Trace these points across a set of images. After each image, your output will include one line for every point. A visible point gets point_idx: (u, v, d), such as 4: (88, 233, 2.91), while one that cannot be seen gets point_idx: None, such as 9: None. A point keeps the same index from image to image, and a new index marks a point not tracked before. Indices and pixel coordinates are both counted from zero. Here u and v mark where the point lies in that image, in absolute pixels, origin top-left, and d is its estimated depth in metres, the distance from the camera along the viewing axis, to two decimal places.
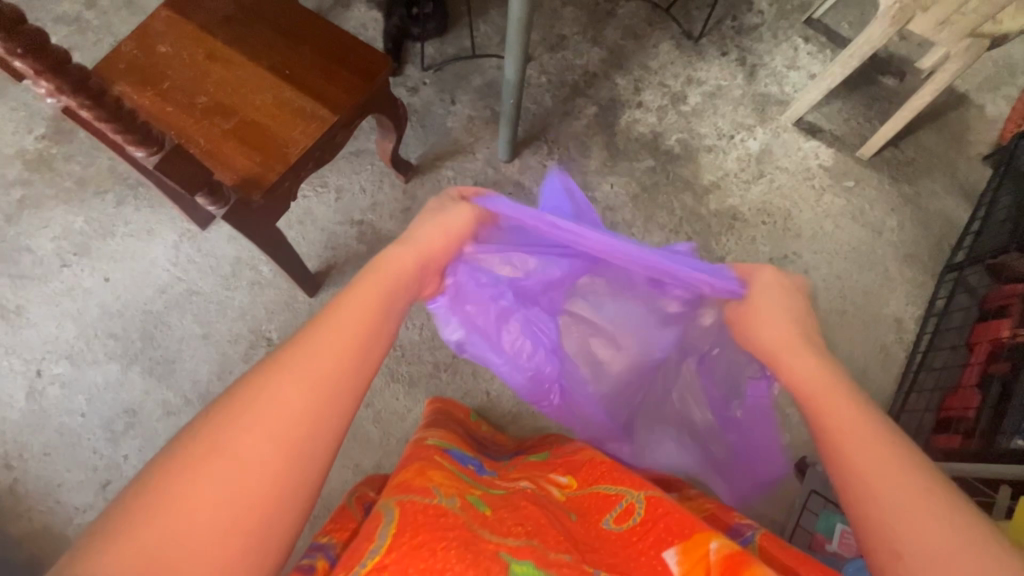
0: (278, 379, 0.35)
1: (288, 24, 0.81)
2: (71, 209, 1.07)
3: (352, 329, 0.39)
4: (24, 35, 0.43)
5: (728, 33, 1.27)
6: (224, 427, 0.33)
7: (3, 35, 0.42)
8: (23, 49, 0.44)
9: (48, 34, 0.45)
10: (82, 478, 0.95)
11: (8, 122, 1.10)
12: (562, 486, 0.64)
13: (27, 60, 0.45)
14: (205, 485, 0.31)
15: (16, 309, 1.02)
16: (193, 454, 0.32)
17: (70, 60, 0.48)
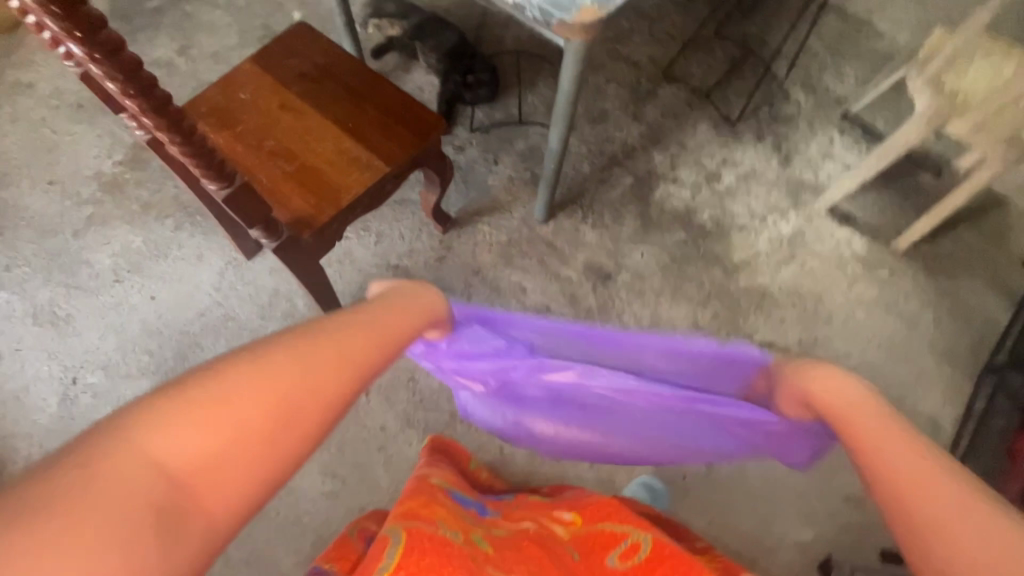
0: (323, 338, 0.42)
1: (355, 82, 0.89)
2: (132, 230, 1.15)
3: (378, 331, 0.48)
4: (139, 79, 0.50)
5: (765, 120, 1.33)
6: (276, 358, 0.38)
7: (124, 78, 0.49)
8: (135, 90, 0.50)
9: (159, 80, 0.51)
10: None
11: (92, 147, 1.21)
12: (566, 522, 0.61)
13: (137, 100, 0.51)
14: (246, 400, 0.35)
15: (66, 317, 1.08)
16: (245, 370, 0.37)
17: (173, 103, 0.54)
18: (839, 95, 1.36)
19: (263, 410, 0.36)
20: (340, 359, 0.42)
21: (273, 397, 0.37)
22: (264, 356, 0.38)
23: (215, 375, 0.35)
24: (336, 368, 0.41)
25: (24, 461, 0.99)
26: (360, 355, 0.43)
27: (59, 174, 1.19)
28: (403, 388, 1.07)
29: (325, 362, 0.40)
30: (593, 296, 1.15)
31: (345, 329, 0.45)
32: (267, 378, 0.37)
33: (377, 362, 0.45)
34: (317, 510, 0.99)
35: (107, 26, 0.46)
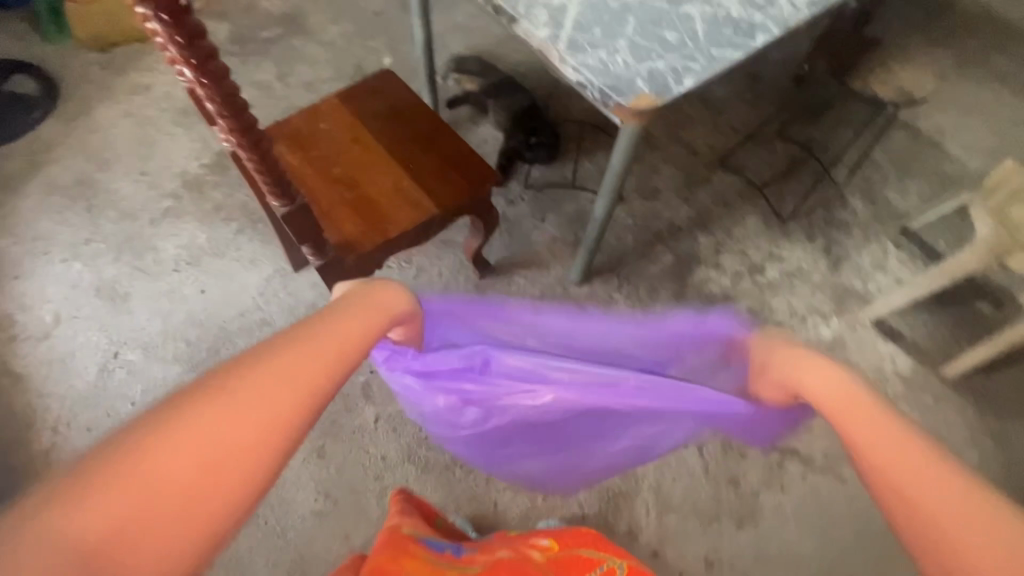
0: (271, 357, 0.38)
1: (424, 129, 0.96)
2: (200, 227, 1.24)
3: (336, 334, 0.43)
4: (234, 103, 0.58)
5: (818, 223, 1.32)
6: (216, 393, 0.35)
7: (221, 100, 0.57)
8: (228, 112, 0.58)
9: (250, 106, 0.59)
10: None
11: (185, 149, 1.34)
12: (542, 548, 0.70)
13: (228, 121, 0.59)
14: (182, 441, 0.33)
15: (123, 295, 1.17)
16: (180, 410, 0.34)
17: (258, 128, 0.62)
18: (900, 210, 1.34)
19: (201, 457, 0.33)
20: (275, 394, 0.36)
21: (217, 432, 0.34)
22: (195, 392, 0.35)
23: (153, 419, 0.33)
24: (265, 406, 0.36)
25: (52, 421, 1.05)
26: (296, 386, 0.38)
27: (151, 168, 1.31)
28: (410, 422, 1.07)
29: (246, 406, 0.35)
30: None
31: (278, 357, 0.38)
32: (189, 438, 0.33)
33: (333, 365, 0.41)
34: (304, 527, 1.00)
35: (206, 42, 0.52)
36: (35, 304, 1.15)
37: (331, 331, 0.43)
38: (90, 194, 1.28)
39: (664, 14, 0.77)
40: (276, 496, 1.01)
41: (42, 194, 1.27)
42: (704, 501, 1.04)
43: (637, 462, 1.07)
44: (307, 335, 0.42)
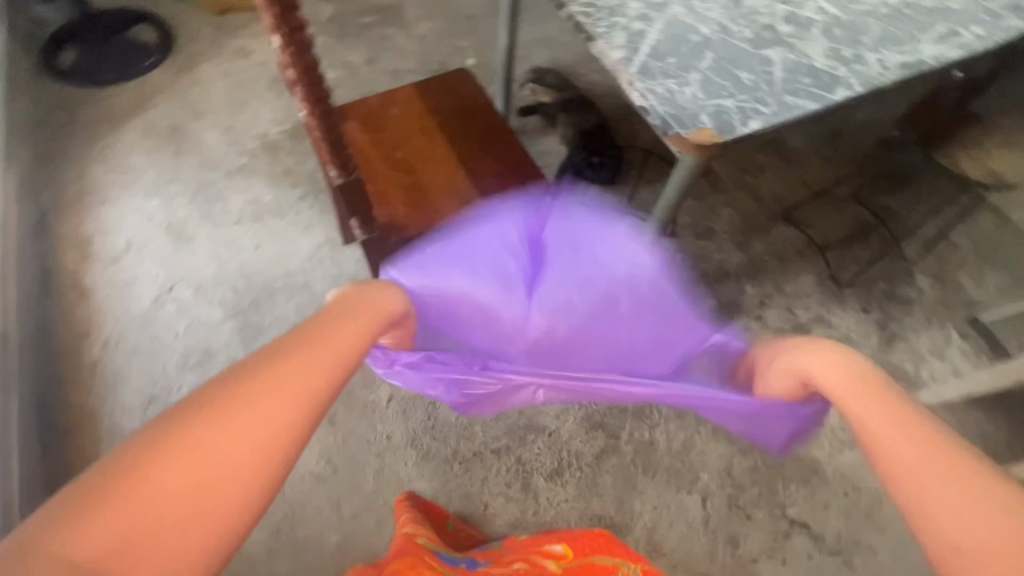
0: (262, 381, 0.42)
1: (488, 130, 0.99)
2: (268, 187, 1.33)
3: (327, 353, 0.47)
4: (310, 71, 0.63)
5: (877, 295, 1.25)
6: (210, 419, 0.39)
7: (300, 68, 0.62)
8: (304, 79, 0.64)
9: (324, 76, 0.65)
10: (141, 384, 1.09)
11: (270, 114, 1.43)
12: (557, 557, 0.78)
13: (302, 88, 0.64)
14: (179, 464, 0.37)
15: (188, 236, 1.26)
16: (175, 436, 0.38)
17: (328, 99, 0.67)
18: (971, 298, 1.25)
19: (198, 476, 0.37)
20: (269, 417, 0.41)
21: (213, 455, 0.38)
22: (190, 421, 0.39)
23: (149, 444, 0.37)
24: (257, 427, 0.40)
25: (103, 337, 1.13)
26: (269, 410, 0.41)
27: (237, 126, 1.41)
28: (420, 410, 1.09)
29: (215, 436, 0.39)
30: None
31: (240, 383, 0.41)
32: (187, 460, 0.37)
33: (323, 385, 0.45)
34: (301, 487, 1.03)
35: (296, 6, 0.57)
36: (112, 229, 1.26)
37: (301, 349, 0.46)
38: (180, 140, 1.39)
39: (744, 56, 0.75)
40: None
41: (139, 132, 1.39)
42: (698, 555, 1.01)
43: (636, 499, 1.05)
44: (270, 355, 0.44)
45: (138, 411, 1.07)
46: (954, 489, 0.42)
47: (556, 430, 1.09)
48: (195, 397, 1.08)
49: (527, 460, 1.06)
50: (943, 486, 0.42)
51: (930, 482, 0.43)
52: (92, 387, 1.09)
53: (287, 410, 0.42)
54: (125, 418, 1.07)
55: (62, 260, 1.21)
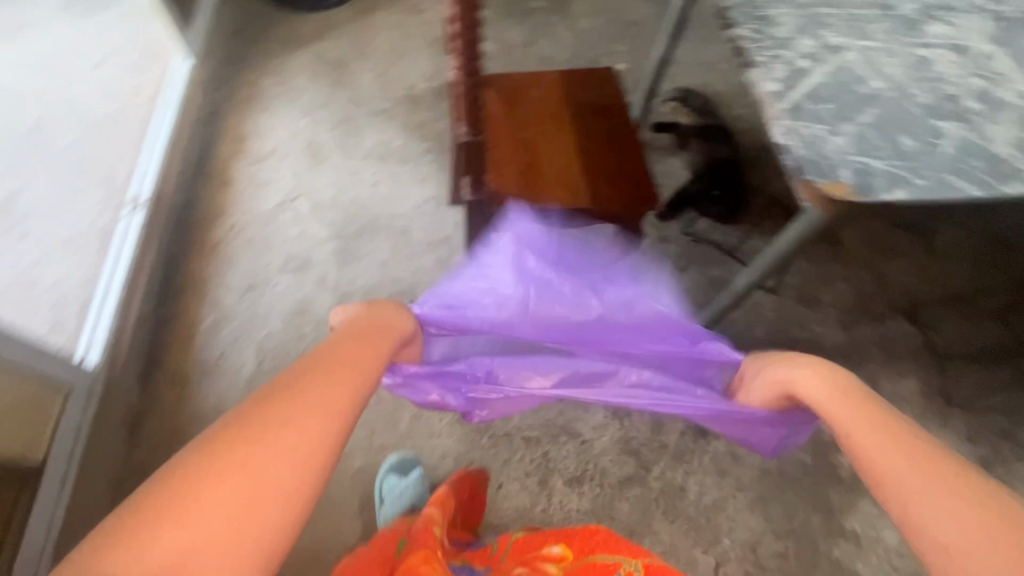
0: (295, 404, 0.43)
1: (615, 134, 0.99)
2: (401, 135, 1.44)
3: (348, 370, 0.49)
4: (469, 18, 0.67)
5: (992, 427, 1.12)
6: (250, 444, 0.39)
7: (462, 13, 0.66)
8: (461, 24, 0.67)
9: (480, 26, 0.68)
10: (244, 270, 1.20)
11: (423, 74, 1.56)
12: (557, 560, 0.76)
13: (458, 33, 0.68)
14: (220, 489, 0.37)
15: (321, 157, 1.38)
16: (216, 461, 0.38)
17: (475, 48, 0.71)
18: None
19: (240, 503, 0.37)
20: (304, 435, 0.42)
21: (259, 472, 0.38)
22: (222, 444, 0.39)
23: (185, 470, 0.37)
24: (294, 448, 0.41)
25: (225, 220, 1.25)
26: (304, 430, 0.42)
27: (392, 76, 1.55)
28: None
29: (255, 461, 0.39)
30: (675, 438, 1.09)
31: (279, 407, 0.42)
32: (228, 480, 0.37)
33: (351, 398, 0.47)
34: None
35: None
36: (264, 134, 1.40)
37: (335, 368, 0.48)
38: (341, 74, 1.54)
39: (908, 118, 0.69)
40: None
41: (309, 59, 1.55)
42: None
43: (648, 537, 1.02)
44: (293, 383, 0.45)
45: (233, 290, 1.17)
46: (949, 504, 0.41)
47: (590, 440, 1.09)
48: (284, 295, 1.18)
49: (553, 459, 1.07)
50: (949, 507, 0.41)
51: (928, 501, 0.42)
52: (200, 255, 1.20)
53: (320, 427, 0.43)
54: (221, 290, 1.17)
55: (217, 147, 1.36)
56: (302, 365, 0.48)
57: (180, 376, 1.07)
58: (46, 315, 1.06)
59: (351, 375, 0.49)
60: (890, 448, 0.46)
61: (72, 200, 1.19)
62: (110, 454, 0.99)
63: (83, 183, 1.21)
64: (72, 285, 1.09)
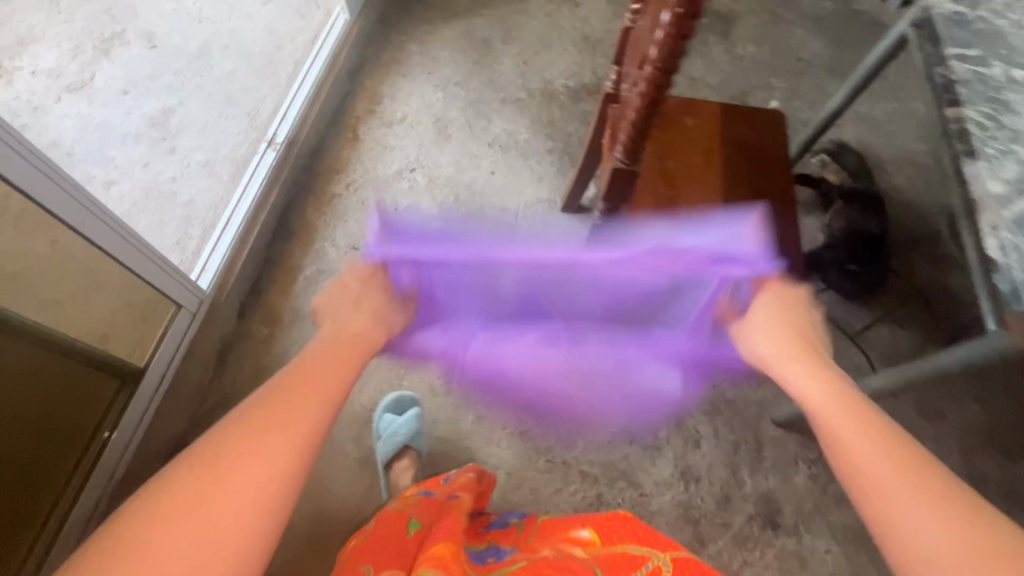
0: (255, 420, 0.48)
1: (770, 187, 0.91)
2: (529, 128, 1.41)
3: (318, 378, 0.56)
4: (683, 27, 0.57)
5: None
6: (225, 456, 0.45)
7: (677, 19, 0.56)
8: (672, 34, 0.58)
9: (693, 38, 0.58)
10: (353, 228, 1.22)
11: (564, 71, 1.52)
12: (584, 542, 0.74)
13: (662, 43, 0.59)
14: (206, 494, 0.43)
15: (447, 134, 1.38)
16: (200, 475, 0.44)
17: (676, 62, 0.61)
18: None
19: (227, 513, 0.42)
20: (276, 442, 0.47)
21: (238, 475, 0.44)
22: (196, 464, 0.45)
23: (172, 483, 0.43)
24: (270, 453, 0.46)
25: (346, 177, 1.28)
26: (276, 438, 0.47)
27: (534, 66, 1.52)
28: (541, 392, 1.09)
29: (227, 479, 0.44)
30: (741, 520, 1.02)
31: (247, 427, 0.48)
32: (215, 489, 0.43)
33: (318, 404, 0.53)
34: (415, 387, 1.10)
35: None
36: (399, 99, 1.42)
37: (292, 388, 0.53)
38: (483, 53, 1.53)
39: None
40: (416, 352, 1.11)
41: (458, 33, 1.55)
42: None
43: None
44: (260, 404, 0.50)
45: (338, 246, 1.20)
46: (926, 492, 0.44)
47: (649, 495, 1.03)
48: None
49: (606, 502, 1.02)
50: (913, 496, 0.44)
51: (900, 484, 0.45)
52: (316, 206, 1.23)
53: (285, 431, 0.48)
54: (328, 244, 1.20)
55: (354, 103, 1.39)
56: (276, 384, 0.54)
57: (274, 317, 1.11)
58: (173, 230, 1.13)
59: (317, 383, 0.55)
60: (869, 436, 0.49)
61: (217, 126, 1.26)
62: (201, 374, 1.05)
63: (230, 112, 1.28)
64: (200, 207, 1.16)
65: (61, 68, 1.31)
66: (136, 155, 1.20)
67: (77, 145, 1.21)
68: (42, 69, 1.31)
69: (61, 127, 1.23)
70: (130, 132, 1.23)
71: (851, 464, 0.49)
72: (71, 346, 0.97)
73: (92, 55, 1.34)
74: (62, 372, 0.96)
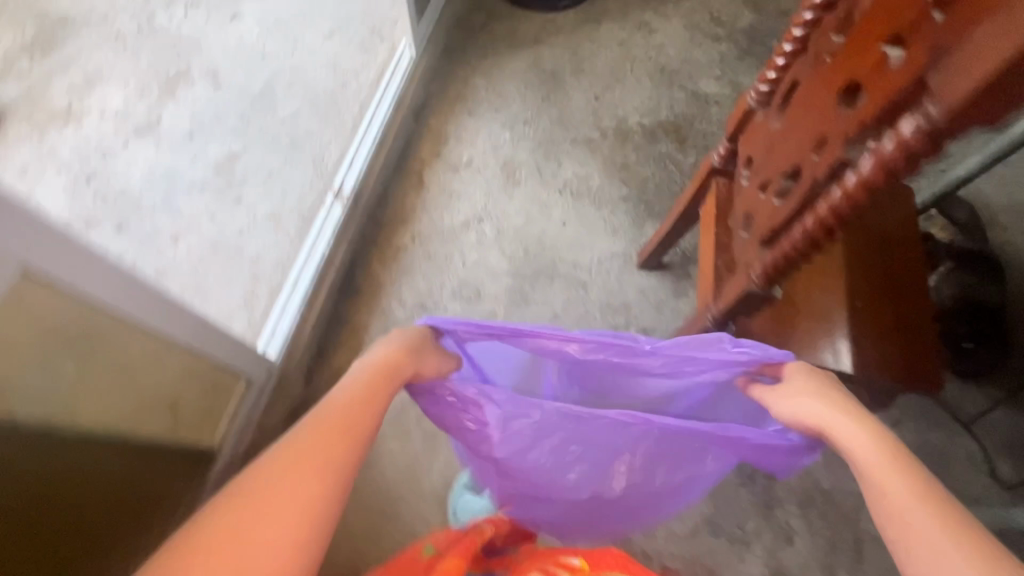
0: (275, 467, 0.43)
1: (904, 274, 0.78)
2: (601, 173, 1.33)
3: (337, 413, 0.49)
4: (908, 164, 0.42)
5: None
6: (243, 508, 0.40)
7: (900, 155, 0.42)
8: (886, 170, 0.43)
9: (917, 175, 0.43)
10: (419, 286, 1.17)
11: (638, 107, 1.43)
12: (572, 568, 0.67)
13: (860, 179, 0.45)
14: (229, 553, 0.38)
15: (516, 180, 1.31)
16: (223, 527, 0.39)
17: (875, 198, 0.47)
18: None
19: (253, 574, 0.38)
20: (307, 483, 0.43)
21: (264, 527, 0.40)
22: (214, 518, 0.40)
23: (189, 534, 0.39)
24: (297, 494, 0.42)
25: (412, 229, 1.22)
26: (302, 483, 0.43)
27: (605, 101, 1.44)
28: None
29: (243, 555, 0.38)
30: None
31: (271, 475, 0.42)
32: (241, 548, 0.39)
33: (343, 441, 0.47)
34: None
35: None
36: (465, 139, 1.35)
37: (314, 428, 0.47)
38: (552, 87, 1.45)
39: None
40: None
41: (525, 64, 1.47)
42: None
43: None
44: (285, 446, 0.45)
45: (405, 306, 1.15)
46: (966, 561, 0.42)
47: None
48: None
49: None
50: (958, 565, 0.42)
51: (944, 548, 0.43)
52: (382, 260, 1.19)
53: (314, 475, 0.43)
54: (395, 304, 1.15)
55: (419, 145, 1.33)
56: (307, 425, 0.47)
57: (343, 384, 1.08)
58: (241, 288, 1.10)
59: (337, 420, 0.48)
60: (923, 499, 0.46)
61: (282, 173, 1.22)
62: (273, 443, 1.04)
63: (295, 158, 1.24)
64: (266, 263, 1.12)
65: (128, 110, 1.29)
66: (203, 207, 1.18)
67: (146, 194, 1.19)
68: (110, 111, 1.29)
69: (129, 175, 1.21)
70: (196, 180, 1.21)
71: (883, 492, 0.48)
72: (126, 436, 0.79)
73: (158, 95, 1.31)
74: (103, 467, 0.77)
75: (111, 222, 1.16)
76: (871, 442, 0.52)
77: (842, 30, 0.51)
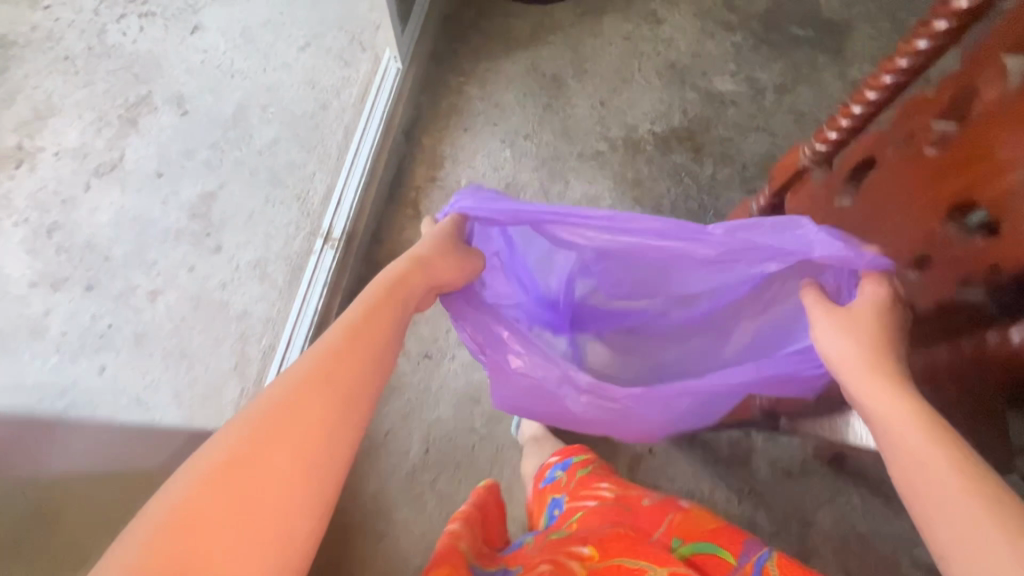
0: (284, 403, 0.43)
1: None
2: (612, 193, 1.23)
3: (347, 349, 0.49)
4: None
5: None
6: (254, 442, 0.40)
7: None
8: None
9: None
10: (424, 334, 1.08)
11: (649, 110, 1.32)
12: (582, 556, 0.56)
13: (997, 344, 0.42)
14: (233, 488, 0.38)
15: None
16: (233, 459, 0.39)
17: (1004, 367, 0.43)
18: None
19: (251, 506, 0.38)
20: (315, 422, 0.43)
21: (268, 461, 0.40)
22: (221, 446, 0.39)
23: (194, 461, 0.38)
24: (304, 432, 0.42)
25: None
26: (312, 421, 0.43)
27: (613, 106, 1.32)
28: None
29: (250, 501, 0.38)
30: None
31: (281, 411, 0.42)
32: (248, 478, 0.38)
33: (348, 381, 0.47)
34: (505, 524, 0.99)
35: None
36: (462, 160, 1.23)
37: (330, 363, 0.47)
38: (553, 93, 1.32)
39: None
40: (508, 484, 0.99)
41: (522, 68, 1.34)
42: None
43: None
44: (292, 380, 0.44)
45: (410, 357, 1.07)
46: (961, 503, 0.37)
47: None
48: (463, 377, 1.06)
49: None
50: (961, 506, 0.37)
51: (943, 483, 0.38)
52: None
53: (324, 415, 0.44)
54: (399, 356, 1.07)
55: (412, 170, 1.21)
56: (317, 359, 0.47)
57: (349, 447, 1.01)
58: (229, 351, 1.01)
59: (347, 356, 0.48)
60: (929, 435, 0.41)
61: (264, 214, 1.11)
62: None
63: (277, 195, 1.12)
64: (255, 320, 1.03)
65: (87, 147, 1.16)
66: (180, 257, 1.07)
67: (115, 246, 1.08)
68: (67, 149, 1.16)
69: (94, 224, 1.10)
70: (170, 227, 1.09)
71: (890, 431, 0.43)
72: None
73: (119, 128, 1.18)
74: None
75: (80, 281, 1.05)
76: (881, 367, 0.46)
77: (946, 118, 0.46)
